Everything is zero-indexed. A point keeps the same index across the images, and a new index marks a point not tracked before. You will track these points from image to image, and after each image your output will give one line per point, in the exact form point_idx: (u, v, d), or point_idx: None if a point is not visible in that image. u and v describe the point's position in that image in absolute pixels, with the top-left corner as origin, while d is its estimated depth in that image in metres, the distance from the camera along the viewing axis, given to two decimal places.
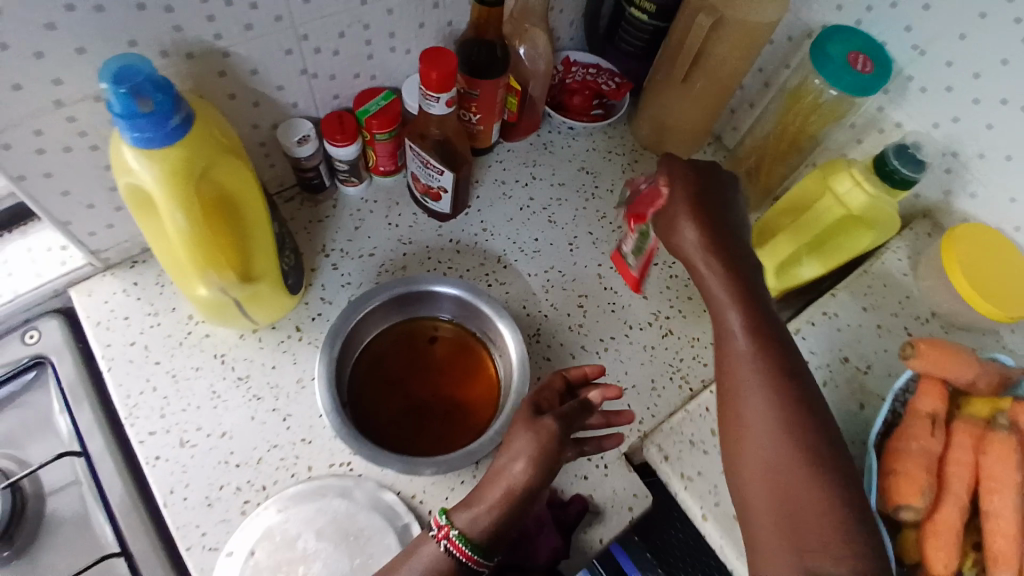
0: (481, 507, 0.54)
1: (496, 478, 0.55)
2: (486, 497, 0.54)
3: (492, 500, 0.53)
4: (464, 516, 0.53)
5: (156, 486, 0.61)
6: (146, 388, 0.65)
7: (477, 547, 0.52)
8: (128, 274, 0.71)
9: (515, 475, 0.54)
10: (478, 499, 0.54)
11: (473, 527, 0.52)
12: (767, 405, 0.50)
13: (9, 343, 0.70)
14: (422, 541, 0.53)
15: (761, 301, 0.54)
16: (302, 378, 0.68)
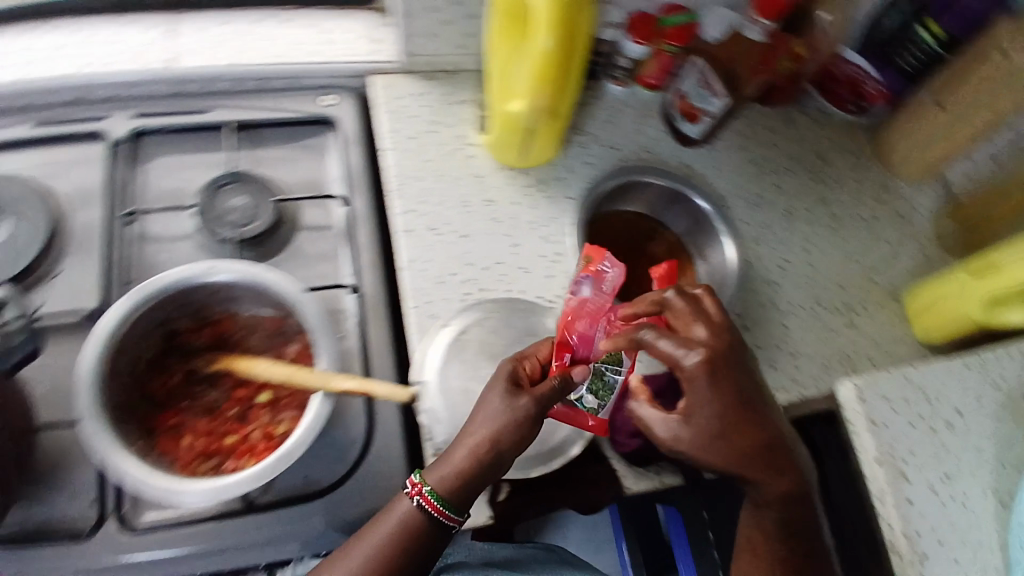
0: (456, 473, 0.57)
1: (465, 445, 0.58)
2: (457, 455, 0.58)
3: (469, 461, 0.57)
4: (444, 473, 0.57)
5: (404, 250, 0.74)
6: (417, 177, 0.78)
7: (450, 501, 0.57)
8: (420, 82, 0.81)
9: (463, 440, 0.58)
10: (457, 450, 0.58)
11: (455, 485, 0.57)
12: (719, 444, 0.56)
13: (308, 99, 0.79)
14: (400, 499, 0.58)
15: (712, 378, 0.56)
16: (534, 222, 0.77)
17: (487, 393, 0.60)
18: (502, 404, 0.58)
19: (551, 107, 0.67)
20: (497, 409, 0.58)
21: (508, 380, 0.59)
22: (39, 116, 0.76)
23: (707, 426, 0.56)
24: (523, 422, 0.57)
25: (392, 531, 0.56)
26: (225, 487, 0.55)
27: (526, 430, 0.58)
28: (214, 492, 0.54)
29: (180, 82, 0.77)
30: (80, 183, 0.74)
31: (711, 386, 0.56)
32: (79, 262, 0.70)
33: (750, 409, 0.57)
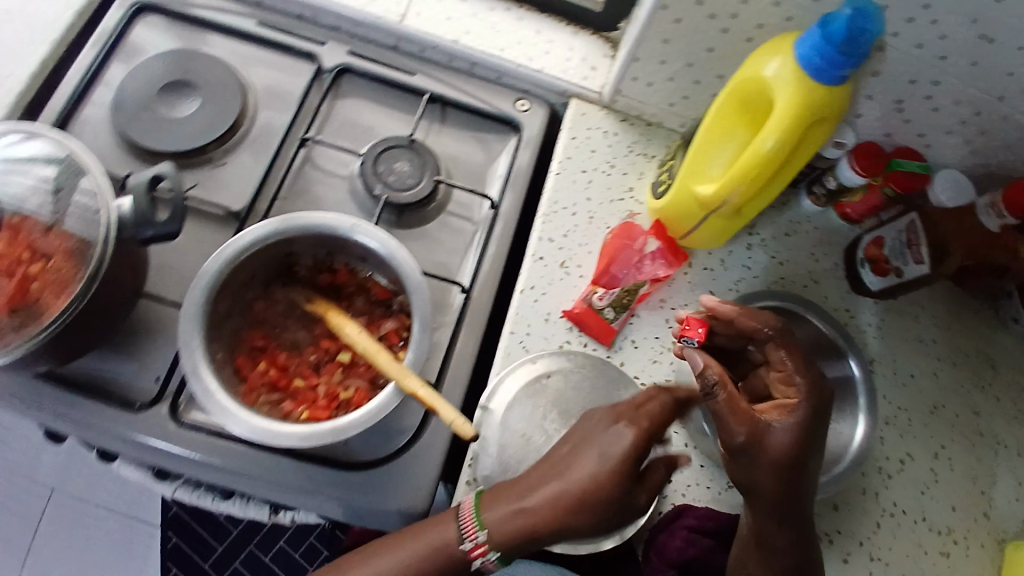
0: (644, 486, 0.56)
1: (596, 457, 0.55)
2: (503, 511, 0.55)
3: (614, 466, 0.54)
4: (503, 509, 0.55)
5: (524, 275, 0.71)
6: (568, 209, 0.75)
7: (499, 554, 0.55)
8: (615, 122, 0.80)
9: (613, 447, 0.55)
10: (615, 467, 0.54)
11: (631, 488, 0.55)
12: (766, 466, 0.57)
13: (508, 98, 0.80)
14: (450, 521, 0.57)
15: (815, 424, 0.58)
16: (666, 301, 0.73)
17: (613, 426, 0.57)
18: (633, 446, 0.55)
19: (740, 204, 0.63)
20: (627, 451, 0.55)
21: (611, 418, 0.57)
22: (263, 18, 0.78)
23: (777, 464, 0.57)
24: (668, 461, 0.58)
25: (593, 477, 0.54)
26: (282, 434, 0.52)
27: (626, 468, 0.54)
28: (263, 435, 0.51)
29: (404, 39, 0.79)
30: (271, 90, 0.75)
31: (798, 436, 0.57)
32: (243, 159, 0.73)
33: (809, 453, 0.57)
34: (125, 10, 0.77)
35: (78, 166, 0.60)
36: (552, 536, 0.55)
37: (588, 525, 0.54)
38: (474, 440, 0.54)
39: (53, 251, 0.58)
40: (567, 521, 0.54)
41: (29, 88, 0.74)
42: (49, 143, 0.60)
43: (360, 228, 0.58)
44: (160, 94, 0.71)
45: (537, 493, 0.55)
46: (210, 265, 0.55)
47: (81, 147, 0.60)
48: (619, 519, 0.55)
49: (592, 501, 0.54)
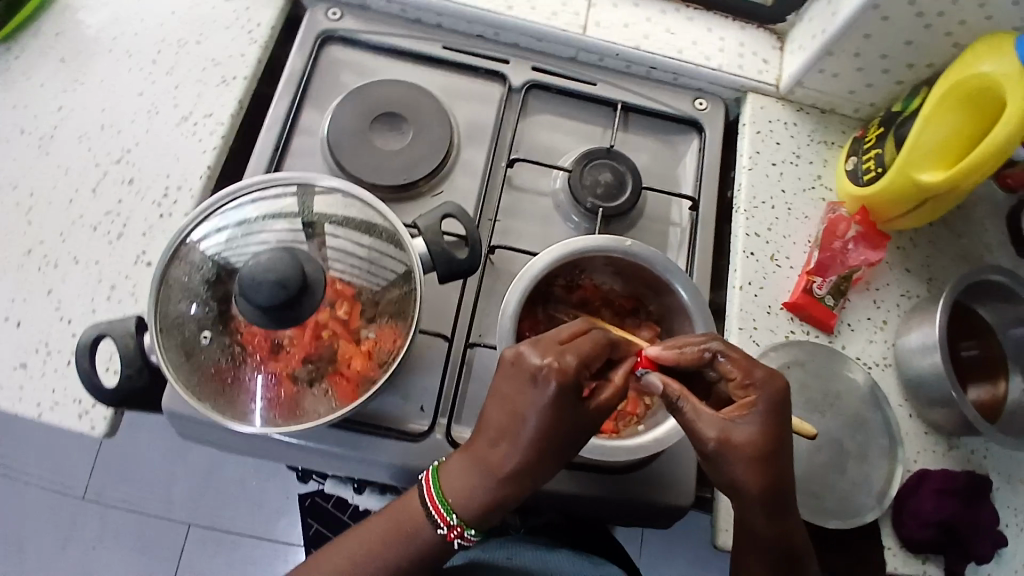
0: (593, 406, 0.54)
1: (547, 409, 0.52)
2: (467, 485, 0.54)
3: (556, 398, 0.52)
4: (464, 505, 0.55)
5: (739, 271, 0.74)
6: (767, 203, 0.77)
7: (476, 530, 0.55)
8: (792, 113, 0.82)
9: (547, 395, 0.52)
10: (563, 407, 0.53)
11: (583, 411, 0.54)
12: (743, 453, 0.51)
13: (686, 99, 0.83)
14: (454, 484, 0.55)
15: (756, 443, 0.51)
16: (872, 283, 0.77)
17: (548, 357, 0.53)
18: (572, 369, 0.53)
19: (964, 187, 0.66)
20: (566, 378, 0.52)
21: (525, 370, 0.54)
22: (446, 41, 0.80)
23: (754, 457, 0.51)
24: (600, 409, 0.54)
25: (552, 413, 0.52)
26: (612, 450, 0.58)
27: (556, 427, 0.53)
28: (597, 451, 0.58)
29: (583, 51, 0.81)
30: (471, 114, 0.78)
31: (766, 413, 0.52)
32: (456, 185, 0.75)
33: (776, 451, 0.52)
34: (310, 41, 0.78)
35: (329, 204, 0.62)
36: (519, 486, 0.54)
37: (560, 456, 0.54)
38: (813, 438, 0.58)
39: (332, 295, 0.59)
40: (542, 454, 0.53)
41: (231, 127, 0.74)
42: (303, 192, 0.62)
43: (636, 248, 0.63)
44: (374, 124, 0.73)
45: (514, 433, 0.53)
46: (511, 297, 0.61)
47: (320, 182, 0.62)
48: (573, 452, 0.55)
49: (558, 424, 0.53)
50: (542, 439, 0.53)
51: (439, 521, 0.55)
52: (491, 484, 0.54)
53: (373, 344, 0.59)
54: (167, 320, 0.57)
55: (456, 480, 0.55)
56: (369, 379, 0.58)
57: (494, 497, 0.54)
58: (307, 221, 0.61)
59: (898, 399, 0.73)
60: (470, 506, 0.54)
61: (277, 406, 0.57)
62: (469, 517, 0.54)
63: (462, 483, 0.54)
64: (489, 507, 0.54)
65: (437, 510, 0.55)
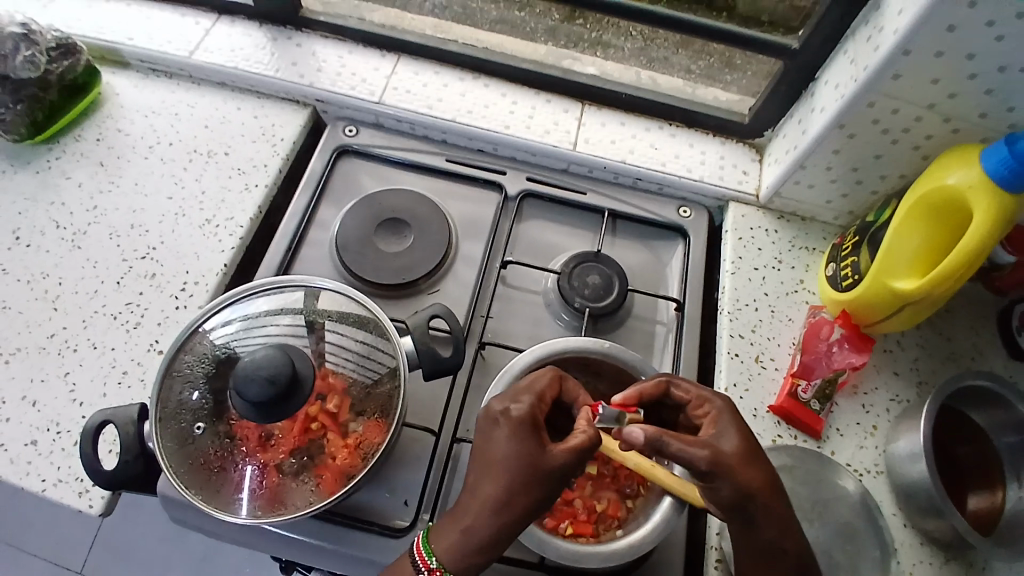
0: (562, 446, 0.54)
1: (513, 447, 0.53)
2: (448, 532, 0.53)
3: (519, 436, 0.54)
4: (449, 553, 0.53)
5: (725, 372, 0.76)
6: (751, 305, 0.80)
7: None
8: (773, 220, 0.87)
9: (507, 432, 0.54)
10: (529, 446, 0.53)
11: (552, 452, 0.53)
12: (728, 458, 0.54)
13: (671, 206, 0.88)
14: (438, 535, 0.54)
15: (734, 446, 0.55)
16: (858, 387, 0.77)
17: (509, 402, 0.56)
18: (531, 409, 0.56)
19: (938, 295, 0.69)
20: (526, 417, 0.55)
21: (489, 411, 0.57)
22: (450, 155, 0.89)
23: (744, 463, 0.54)
24: (574, 450, 0.54)
25: (517, 452, 0.53)
26: (586, 555, 0.58)
27: (522, 456, 0.53)
28: (572, 558, 0.58)
29: (574, 163, 0.88)
30: (468, 214, 0.85)
31: (732, 422, 0.57)
32: (451, 282, 0.80)
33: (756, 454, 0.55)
34: (327, 154, 0.87)
35: (328, 303, 0.67)
36: (499, 530, 0.52)
37: (534, 497, 0.53)
38: None
39: (322, 388, 0.63)
40: (518, 494, 0.52)
41: (251, 229, 0.82)
42: (304, 294, 0.67)
43: (614, 350, 0.67)
44: (378, 228, 0.80)
45: (486, 473, 0.53)
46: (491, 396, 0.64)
47: (322, 284, 0.68)
48: (553, 494, 0.53)
49: (527, 464, 0.53)
50: (510, 472, 0.53)
51: (419, 565, 0.54)
52: (467, 530, 0.53)
53: (358, 438, 0.62)
54: (165, 410, 0.60)
55: (438, 530, 0.54)
56: (352, 473, 0.60)
57: (475, 540, 0.52)
58: (307, 317, 0.66)
59: (892, 508, 0.71)
60: (456, 553, 0.53)
61: (261, 498, 0.59)
62: (451, 566, 0.53)
63: (442, 532, 0.54)
64: (466, 555, 0.53)
65: (422, 560, 0.54)
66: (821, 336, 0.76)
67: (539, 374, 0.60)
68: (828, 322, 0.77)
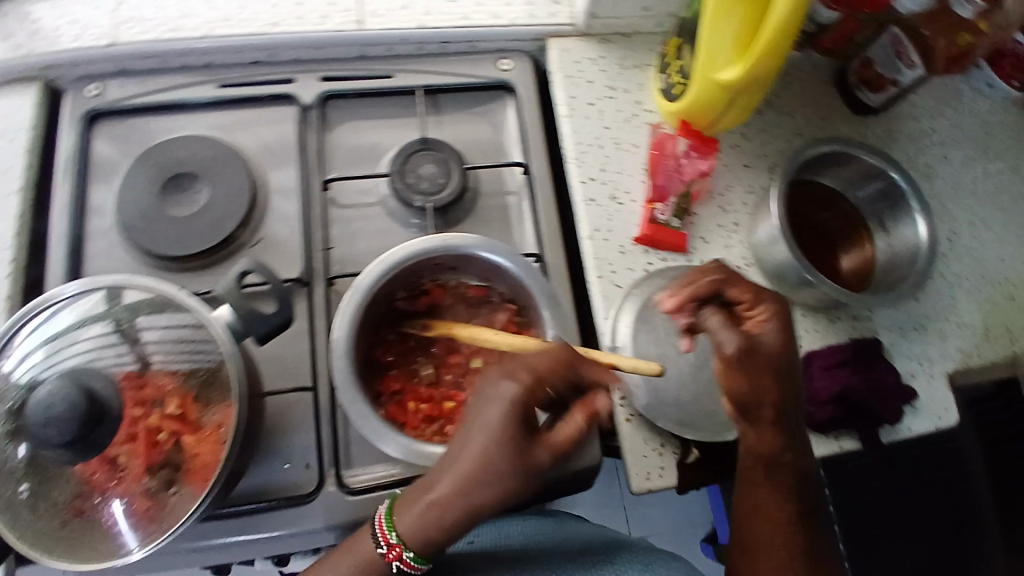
0: (559, 436, 0.50)
1: (491, 433, 0.48)
2: (416, 508, 0.49)
3: (501, 425, 0.48)
4: (410, 533, 0.49)
5: (586, 222, 0.73)
6: (595, 144, 0.76)
7: (417, 555, 0.50)
8: (596, 46, 0.80)
9: (495, 420, 0.49)
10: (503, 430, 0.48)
11: (539, 449, 0.49)
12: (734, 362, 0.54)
13: (489, 63, 0.79)
14: (400, 515, 0.50)
15: (757, 351, 0.54)
16: (713, 190, 0.76)
17: (496, 386, 0.50)
18: (524, 394, 0.49)
19: (764, 75, 0.66)
20: (522, 404, 0.49)
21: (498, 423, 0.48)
22: (222, 79, 0.75)
23: (745, 355, 0.54)
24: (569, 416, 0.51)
25: (495, 440, 0.48)
26: None
27: (499, 448, 0.48)
28: None
29: (368, 45, 0.77)
30: (270, 144, 0.73)
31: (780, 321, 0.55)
32: (276, 226, 0.70)
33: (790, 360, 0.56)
34: (74, 126, 0.72)
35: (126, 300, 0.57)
36: (467, 513, 0.49)
37: (502, 490, 0.48)
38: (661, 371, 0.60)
39: (153, 394, 0.56)
40: (486, 480, 0.48)
41: (19, 244, 0.69)
42: (90, 302, 0.57)
43: (454, 240, 0.61)
44: (166, 193, 0.68)
45: (461, 459, 0.49)
46: (336, 331, 0.58)
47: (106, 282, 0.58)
48: (538, 482, 0.49)
49: (512, 456, 0.48)
50: (496, 465, 0.48)
51: (380, 540, 0.50)
52: (435, 509, 0.49)
53: (215, 426, 0.55)
54: None
55: (405, 508, 0.50)
56: (216, 463, 0.54)
57: (441, 522, 0.49)
58: (111, 323, 0.57)
59: (770, 292, 0.74)
60: (429, 535, 0.49)
61: (133, 528, 0.53)
62: (413, 547, 0.49)
63: (409, 511, 0.50)
64: (437, 538, 0.49)
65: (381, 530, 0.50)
66: (665, 152, 0.74)
67: (547, 350, 0.52)
68: (670, 137, 0.75)
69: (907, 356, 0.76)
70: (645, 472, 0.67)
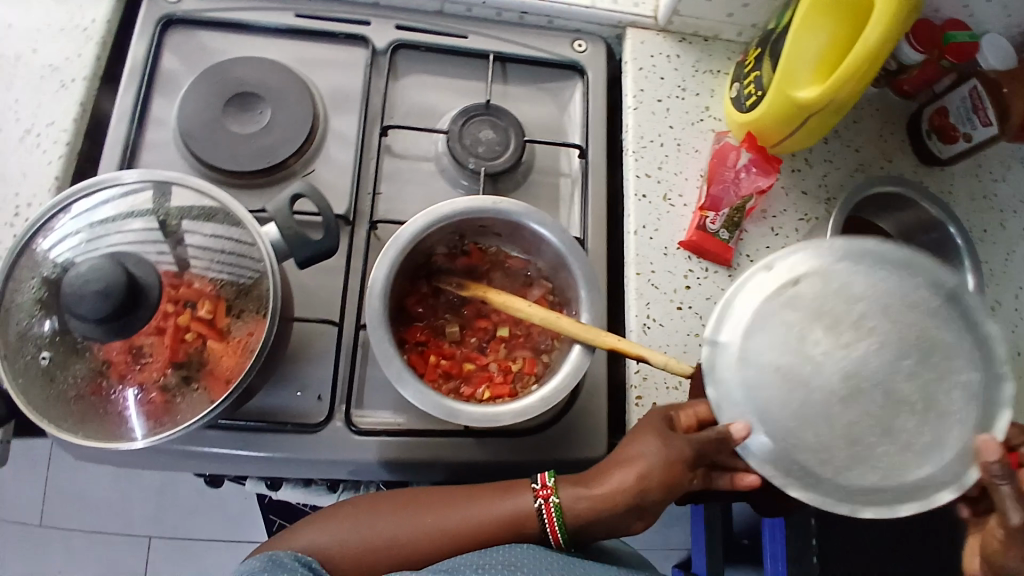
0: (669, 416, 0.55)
1: (657, 428, 0.54)
2: (572, 491, 0.54)
3: (671, 436, 0.53)
4: (568, 504, 0.53)
5: (634, 216, 0.73)
6: (656, 141, 0.75)
7: (569, 526, 0.53)
8: (674, 44, 0.79)
9: (658, 425, 0.54)
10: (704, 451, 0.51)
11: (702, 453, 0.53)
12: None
13: (564, 42, 0.79)
14: (558, 493, 0.54)
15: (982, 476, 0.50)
16: (766, 210, 0.76)
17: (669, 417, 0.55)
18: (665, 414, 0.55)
19: (843, 100, 0.65)
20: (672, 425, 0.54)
21: (659, 423, 0.55)
22: (300, 8, 0.75)
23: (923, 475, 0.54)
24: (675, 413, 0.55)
25: (662, 439, 0.53)
26: (498, 414, 0.55)
27: (677, 453, 0.52)
28: (488, 418, 0.55)
29: (448, 2, 0.76)
30: (336, 81, 0.73)
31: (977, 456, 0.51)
32: (329, 162, 0.71)
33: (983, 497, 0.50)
34: (148, 29, 0.72)
35: (176, 197, 0.58)
36: (631, 508, 0.52)
37: (672, 487, 0.52)
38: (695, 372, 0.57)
39: (190, 295, 0.56)
40: (674, 478, 0.52)
41: (79, 132, 0.70)
42: (140, 194, 0.58)
43: (503, 206, 0.60)
44: (228, 109, 0.68)
45: (629, 459, 0.53)
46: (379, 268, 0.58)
47: (165, 177, 0.58)
48: (688, 470, 0.52)
49: (671, 440, 0.53)
50: (657, 452, 0.52)
51: (539, 486, 0.55)
52: (600, 499, 0.52)
53: (241, 338, 0.57)
54: (9, 346, 0.54)
55: (566, 493, 0.54)
56: (239, 372, 0.56)
57: (648, 520, 0.53)
58: (159, 217, 0.57)
59: None
60: (578, 514, 0.53)
61: (145, 415, 0.55)
62: (568, 518, 0.53)
63: (566, 498, 0.53)
64: (592, 519, 0.53)
65: (542, 481, 0.55)
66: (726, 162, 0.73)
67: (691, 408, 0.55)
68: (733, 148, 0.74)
69: None
70: None
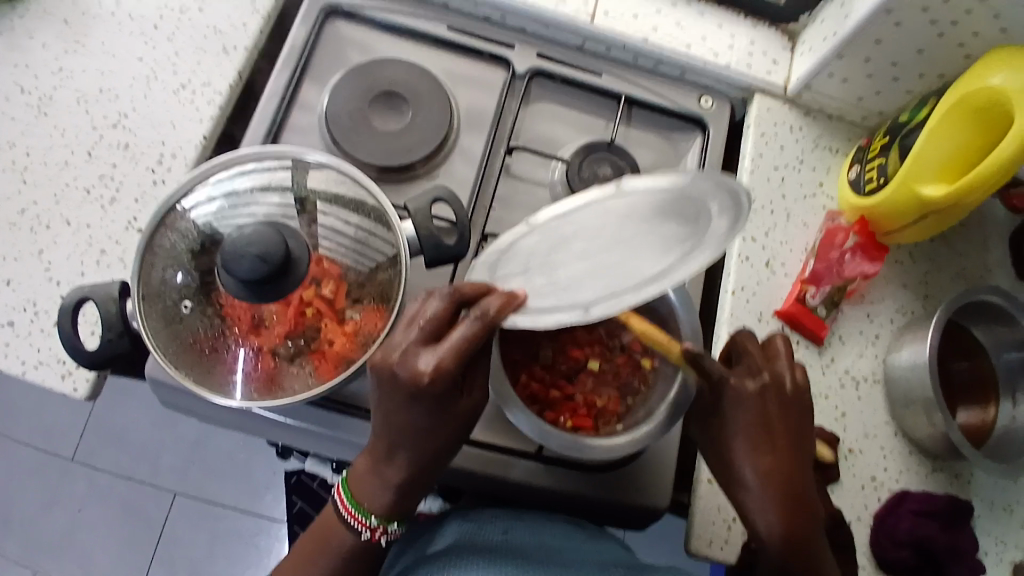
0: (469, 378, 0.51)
1: (424, 403, 0.49)
2: (371, 475, 0.54)
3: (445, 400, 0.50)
4: (368, 487, 0.54)
5: (734, 275, 0.74)
6: (767, 208, 0.77)
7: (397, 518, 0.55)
8: (799, 117, 0.81)
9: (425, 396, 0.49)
10: (386, 390, 0.50)
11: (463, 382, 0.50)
12: (768, 402, 0.54)
13: (693, 96, 0.81)
14: (356, 469, 0.55)
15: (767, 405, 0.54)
16: (864, 296, 0.76)
17: (412, 354, 0.48)
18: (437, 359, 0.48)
19: (967, 202, 0.65)
20: (440, 371, 0.48)
21: (392, 386, 0.49)
22: (452, 23, 0.79)
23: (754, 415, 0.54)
24: (453, 296, 0.50)
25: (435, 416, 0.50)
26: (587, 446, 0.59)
27: (454, 407, 0.52)
28: (575, 446, 0.59)
29: (591, 41, 0.80)
30: (472, 95, 0.77)
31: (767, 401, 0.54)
32: (453, 170, 0.74)
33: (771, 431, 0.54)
34: (312, 16, 0.76)
35: (322, 180, 0.62)
36: (428, 464, 0.54)
37: (463, 429, 0.53)
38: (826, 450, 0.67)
39: (317, 272, 0.58)
40: (455, 430, 0.53)
41: (230, 97, 0.74)
42: (289, 170, 0.62)
43: None
44: (373, 104, 0.72)
45: (403, 437, 0.52)
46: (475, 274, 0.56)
47: (312, 158, 0.62)
48: (463, 416, 0.52)
49: (444, 405, 0.50)
50: (446, 423, 0.52)
51: (358, 526, 0.55)
52: (401, 476, 0.53)
53: (357, 326, 0.59)
54: (149, 288, 0.57)
55: (360, 485, 0.54)
56: (350, 359, 0.58)
57: (403, 487, 0.54)
58: (301, 195, 0.61)
59: (884, 416, 0.73)
60: (381, 500, 0.54)
61: (257, 379, 0.57)
62: (392, 516, 0.55)
63: (367, 486, 0.54)
64: (403, 495, 0.54)
65: (352, 517, 0.55)
66: (835, 242, 0.73)
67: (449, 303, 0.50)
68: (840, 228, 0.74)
69: (990, 528, 0.72)
70: (707, 536, 0.66)
